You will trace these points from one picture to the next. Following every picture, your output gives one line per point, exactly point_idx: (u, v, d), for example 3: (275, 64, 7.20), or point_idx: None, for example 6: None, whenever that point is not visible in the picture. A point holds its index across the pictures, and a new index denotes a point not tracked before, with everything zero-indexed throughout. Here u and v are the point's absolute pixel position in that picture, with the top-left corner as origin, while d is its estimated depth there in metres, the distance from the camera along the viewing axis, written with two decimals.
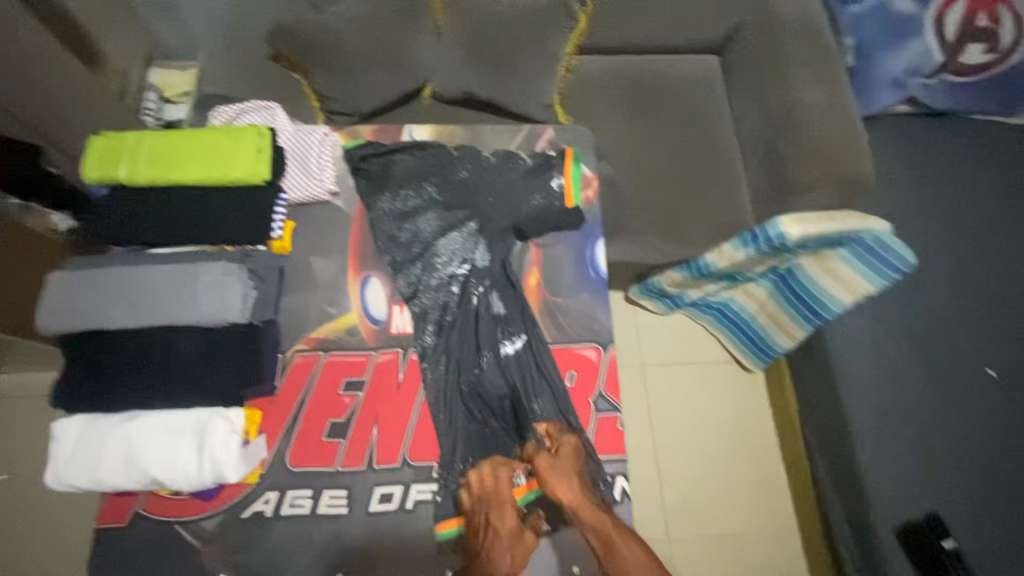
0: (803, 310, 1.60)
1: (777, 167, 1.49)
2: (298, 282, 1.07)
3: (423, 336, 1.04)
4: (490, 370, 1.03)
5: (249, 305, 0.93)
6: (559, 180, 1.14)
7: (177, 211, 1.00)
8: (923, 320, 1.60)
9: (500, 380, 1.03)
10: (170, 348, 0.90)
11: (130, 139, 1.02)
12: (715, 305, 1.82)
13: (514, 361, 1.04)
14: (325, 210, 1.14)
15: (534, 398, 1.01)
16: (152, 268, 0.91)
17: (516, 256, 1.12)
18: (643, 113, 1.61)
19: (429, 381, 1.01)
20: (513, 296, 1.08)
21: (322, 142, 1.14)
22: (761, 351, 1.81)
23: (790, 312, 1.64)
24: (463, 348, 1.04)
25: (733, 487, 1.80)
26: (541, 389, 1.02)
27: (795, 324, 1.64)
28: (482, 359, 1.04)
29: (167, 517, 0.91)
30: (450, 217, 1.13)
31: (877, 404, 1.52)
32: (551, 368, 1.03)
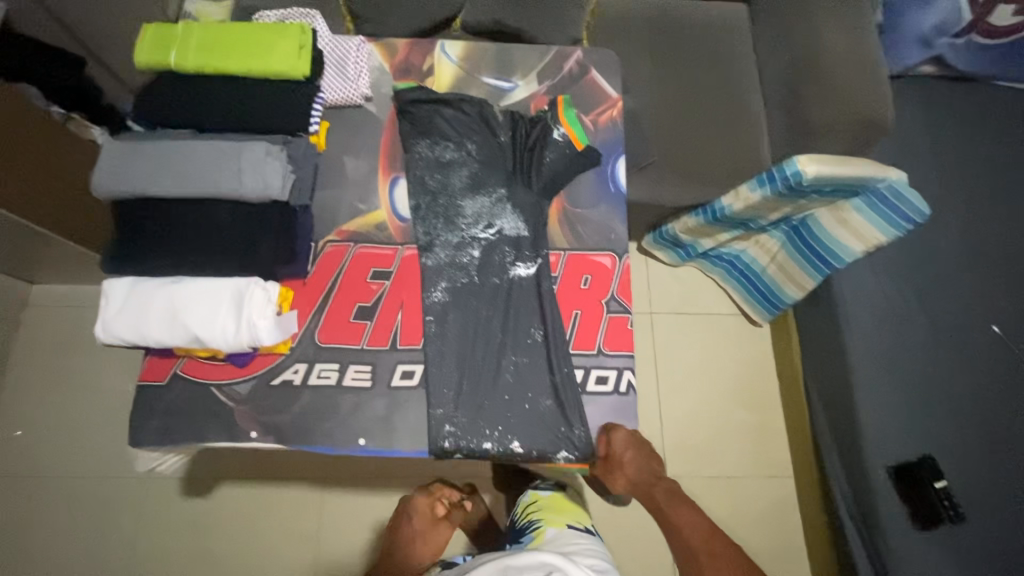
0: (811, 257, 1.64)
1: (798, 111, 1.50)
2: (332, 177, 1.13)
3: (434, 292, 1.04)
4: (513, 331, 1.02)
5: (288, 185, 0.98)
6: (560, 132, 1.13)
7: (222, 98, 1.04)
8: (931, 275, 1.63)
9: (505, 331, 1.02)
10: (215, 219, 0.96)
11: (179, 28, 1.06)
12: (726, 255, 1.85)
13: (524, 332, 1.03)
14: (359, 114, 1.19)
15: (527, 357, 1.01)
16: (198, 144, 0.96)
17: (544, 218, 1.12)
18: (669, 55, 1.63)
19: (436, 334, 1.01)
20: (533, 262, 1.08)
21: (359, 49, 1.19)
22: (767, 300, 1.85)
23: (800, 261, 1.67)
24: (479, 306, 1.04)
25: (732, 430, 1.86)
26: (538, 333, 1.03)
27: (805, 274, 1.67)
28: (491, 319, 1.03)
29: (203, 379, 0.97)
30: (486, 165, 1.15)
31: (878, 353, 1.57)
32: (561, 333, 1.02)
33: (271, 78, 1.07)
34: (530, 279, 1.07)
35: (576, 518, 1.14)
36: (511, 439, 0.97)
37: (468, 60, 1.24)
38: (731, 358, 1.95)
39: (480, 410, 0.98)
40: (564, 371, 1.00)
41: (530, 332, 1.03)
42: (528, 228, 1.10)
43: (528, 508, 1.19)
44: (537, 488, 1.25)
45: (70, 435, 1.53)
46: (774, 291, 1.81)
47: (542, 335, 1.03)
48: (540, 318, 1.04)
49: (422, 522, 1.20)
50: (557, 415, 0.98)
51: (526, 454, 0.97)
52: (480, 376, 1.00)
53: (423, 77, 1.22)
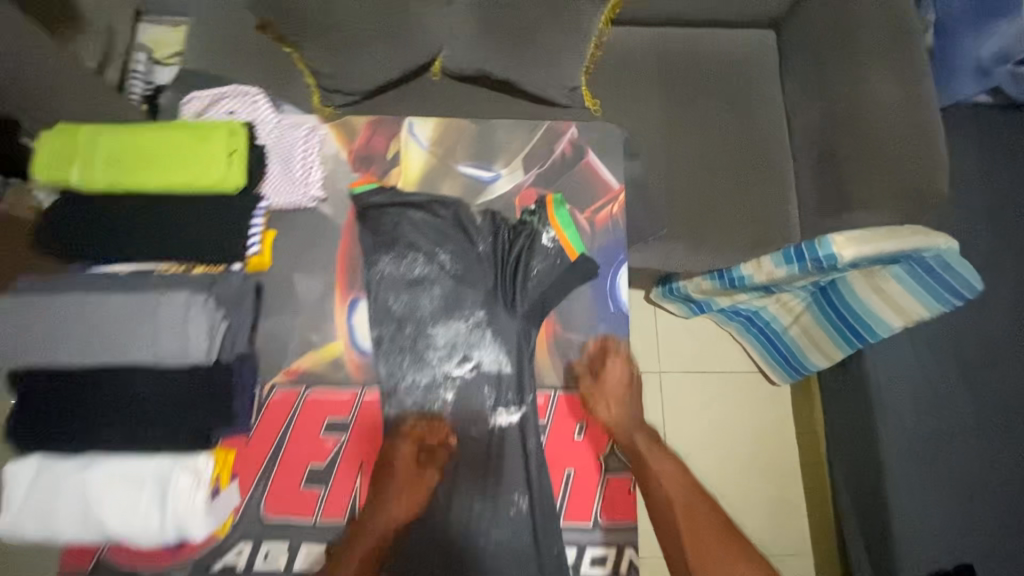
0: (838, 324, 1.44)
1: (834, 175, 1.27)
2: (278, 303, 0.95)
3: None
4: (492, 497, 0.88)
5: (216, 341, 0.81)
6: (550, 234, 0.97)
7: (136, 223, 0.86)
8: (981, 352, 1.42)
9: (482, 498, 0.88)
10: (128, 387, 0.80)
11: (85, 135, 0.87)
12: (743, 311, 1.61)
13: (506, 500, 0.88)
14: (310, 218, 1.00)
15: (508, 530, 0.87)
16: (105, 297, 0.79)
17: (530, 349, 0.94)
18: (685, 98, 1.39)
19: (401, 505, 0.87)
20: (517, 409, 0.91)
21: (308, 138, 1.00)
22: (787, 358, 1.64)
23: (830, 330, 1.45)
24: (451, 467, 0.89)
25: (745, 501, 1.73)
26: (521, 502, 0.88)
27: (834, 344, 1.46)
28: (466, 483, 0.89)
29: (131, 566, 0.84)
30: (466, 280, 0.97)
31: (917, 442, 1.36)
32: (548, 503, 0.87)
33: (196, 193, 0.88)
34: (514, 430, 0.91)
35: None
36: None
37: (441, 143, 1.04)
38: (741, 422, 1.76)
39: None
40: (552, 551, 0.86)
41: (512, 500, 0.88)
42: (513, 363, 0.93)
43: None
44: None
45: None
46: (797, 351, 1.59)
47: (527, 502, 0.88)
48: (525, 481, 0.88)
49: (410, 468, 0.87)
50: None
51: None
52: (453, 556, 0.86)
53: (387, 168, 1.02)
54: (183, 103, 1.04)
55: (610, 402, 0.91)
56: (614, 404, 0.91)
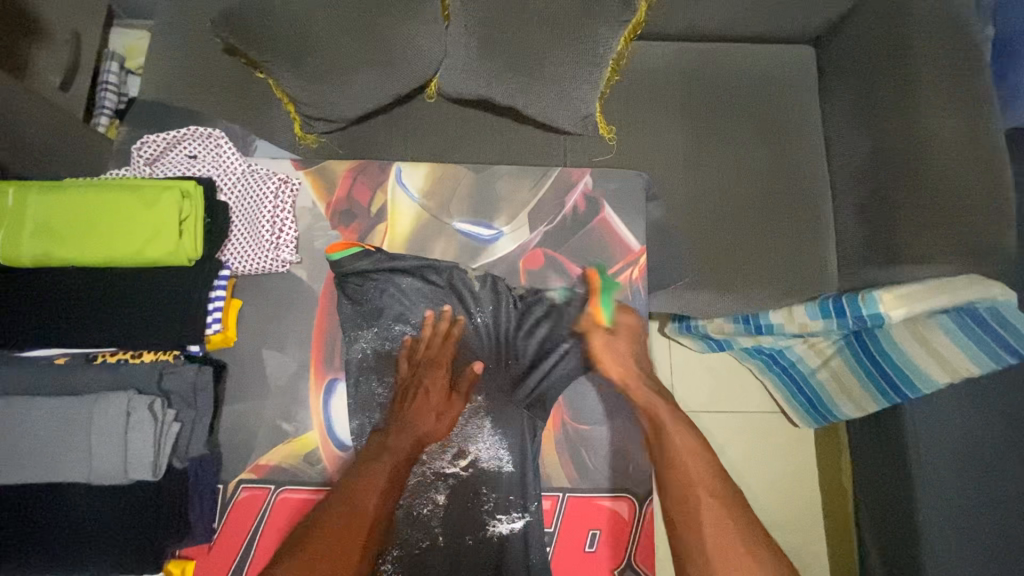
0: (898, 384, 1.04)
1: (880, 219, 1.11)
2: (245, 384, 0.83)
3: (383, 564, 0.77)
4: None
5: (164, 451, 0.69)
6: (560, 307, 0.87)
7: (73, 302, 0.74)
8: None
9: None
10: (64, 504, 0.68)
11: (12, 196, 0.75)
12: (765, 351, 1.24)
13: None
14: (282, 283, 0.87)
15: None
16: (34, 401, 0.67)
17: (535, 441, 0.82)
18: (710, 126, 1.23)
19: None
20: (521, 514, 0.79)
21: (278, 190, 0.85)
22: (818, 413, 1.27)
23: (861, 380, 1.12)
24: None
25: None
26: None
27: (866, 397, 1.12)
28: None
29: None
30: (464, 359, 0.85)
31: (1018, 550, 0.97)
32: None
33: (142, 266, 0.75)
34: (518, 539, 0.79)
35: None
36: None
37: (434, 194, 0.91)
38: (759, 472, 1.35)
39: None
40: None
41: None
42: (515, 460, 0.81)
43: None
44: None
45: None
46: (834, 408, 1.22)
47: None
48: None
49: (441, 394, 0.82)
50: None
51: None
52: None
53: (371, 224, 0.89)
54: (135, 145, 0.90)
55: (620, 352, 0.84)
56: (622, 355, 0.84)
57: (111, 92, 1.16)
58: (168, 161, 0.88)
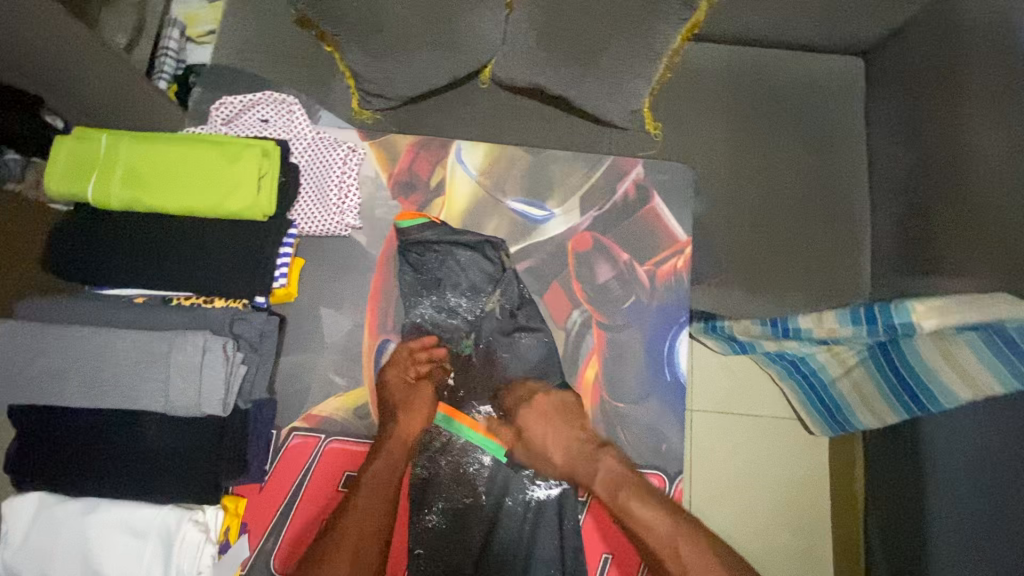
0: (918, 396, 1.06)
1: (917, 231, 1.13)
2: (302, 338, 0.88)
3: (427, 515, 0.82)
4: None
5: (232, 391, 0.74)
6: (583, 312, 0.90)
7: (155, 247, 0.79)
8: None
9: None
10: (137, 432, 0.73)
11: (103, 144, 0.80)
12: (788, 357, 1.27)
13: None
14: (342, 246, 0.91)
15: None
16: (118, 334, 0.72)
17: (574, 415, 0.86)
18: (753, 131, 1.25)
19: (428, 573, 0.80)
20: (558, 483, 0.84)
21: (346, 159, 0.90)
22: (836, 421, 1.28)
23: (884, 389, 1.13)
24: (476, 537, 0.81)
25: None
26: None
27: (887, 406, 1.13)
28: (493, 558, 0.81)
29: None
30: (516, 331, 0.88)
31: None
32: None
33: (220, 220, 0.80)
34: (551, 504, 0.83)
35: None
36: None
37: (491, 173, 0.94)
38: (774, 462, 1.38)
39: None
40: None
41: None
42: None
43: None
44: None
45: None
46: (853, 417, 1.23)
47: None
48: (557, 562, 0.81)
49: (399, 386, 0.84)
50: None
51: None
52: None
53: (429, 198, 0.93)
54: (211, 107, 0.95)
55: (547, 441, 0.83)
56: (554, 446, 0.83)
57: (169, 57, 1.19)
58: (242, 122, 0.92)
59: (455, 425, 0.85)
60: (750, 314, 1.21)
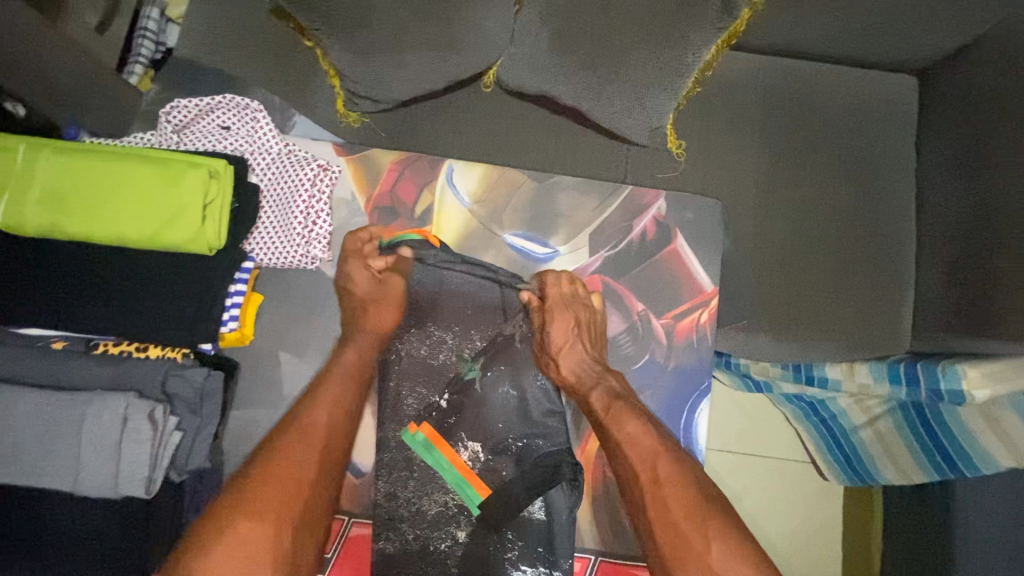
0: (953, 457, 0.95)
1: (971, 284, 0.99)
2: (256, 389, 0.75)
3: None
4: None
5: (160, 465, 0.61)
6: None
7: (79, 282, 0.66)
8: None
9: None
10: (41, 511, 0.61)
11: (20, 154, 0.66)
12: (806, 398, 1.14)
13: None
14: (310, 282, 0.78)
15: None
16: (19, 394, 0.59)
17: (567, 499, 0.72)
18: (790, 156, 1.11)
19: None
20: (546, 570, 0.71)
21: (316, 179, 0.76)
22: (853, 472, 1.16)
23: (917, 452, 1.01)
24: None
25: None
26: None
27: (918, 470, 1.02)
28: None
29: None
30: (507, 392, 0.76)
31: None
32: None
33: (157, 251, 0.67)
34: None
35: None
36: None
37: (487, 200, 0.81)
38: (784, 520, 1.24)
39: None
40: None
41: None
42: (546, 507, 0.72)
43: None
44: None
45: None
46: (873, 468, 1.11)
47: None
48: None
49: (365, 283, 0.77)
50: None
51: None
52: None
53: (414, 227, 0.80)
54: (165, 107, 0.81)
55: (567, 353, 0.75)
56: (572, 356, 0.74)
57: (149, 36, 1.03)
58: (199, 128, 0.79)
59: (435, 454, 0.74)
60: (769, 358, 1.08)
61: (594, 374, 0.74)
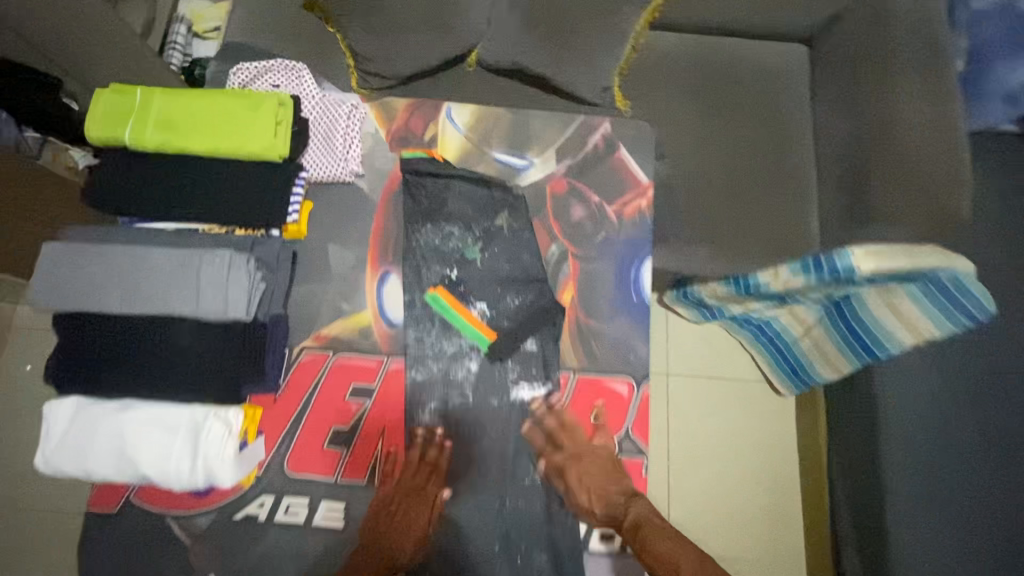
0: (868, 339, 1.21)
1: (855, 188, 1.28)
2: (310, 271, 0.99)
3: (422, 415, 0.93)
4: (511, 470, 0.92)
5: (254, 300, 0.84)
6: (559, 246, 1.02)
7: (185, 183, 0.90)
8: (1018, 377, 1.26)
9: (495, 464, 0.92)
10: (167, 339, 0.83)
11: (138, 95, 0.91)
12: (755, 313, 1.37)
13: (540, 481, 0.92)
14: (348, 191, 1.03)
15: (517, 495, 0.91)
16: (153, 251, 0.83)
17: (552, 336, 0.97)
18: (713, 108, 1.40)
19: (425, 465, 0.91)
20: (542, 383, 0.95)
21: (350, 115, 1.03)
22: (799, 380, 1.41)
23: (840, 341, 1.26)
24: (472, 433, 0.93)
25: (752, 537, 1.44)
26: (539, 459, 0.92)
27: (843, 355, 1.26)
28: (488, 452, 0.92)
29: (159, 507, 0.88)
30: (502, 262, 1.00)
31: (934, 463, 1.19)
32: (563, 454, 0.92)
33: (242, 158, 0.92)
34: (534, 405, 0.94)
35: None
36: None
37: (477, 127, 1.07)
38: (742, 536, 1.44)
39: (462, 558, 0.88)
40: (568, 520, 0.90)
41: (530, 471, 0.92)
42: (536, 342, 0.97)
43: None
44: None
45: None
46: (810, 362, 1.35)
47: (544, 473, 0.93)
48: (542, 455, 0.93)
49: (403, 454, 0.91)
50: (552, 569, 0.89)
51: None
52: (468, 523, 0.90)
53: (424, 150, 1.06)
54: (230, 72, 1.08)
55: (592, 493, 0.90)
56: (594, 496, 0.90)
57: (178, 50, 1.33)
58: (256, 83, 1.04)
59: (449, 309, 0.97)
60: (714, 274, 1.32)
61: (617, 508, 0.90)
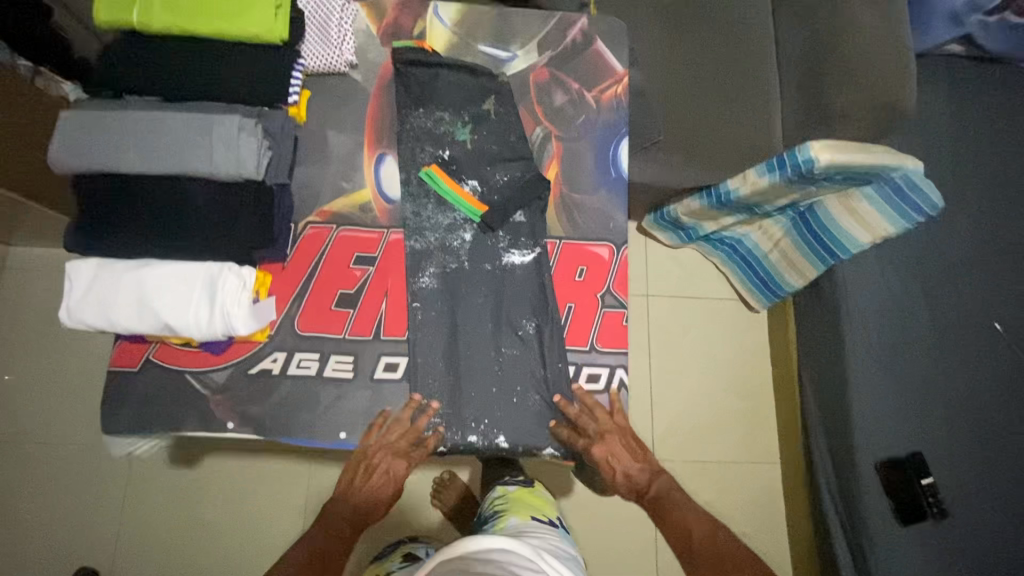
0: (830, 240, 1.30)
1: (813, 91, 1.38)
2: (311, 154, 1.06)
3: (421, 278, 1.00)
4: (504, 325, 1.00)
5: (264, 164, 0.91)
6: (543, 129, 1.10)
7: (191, 64, 0.96)
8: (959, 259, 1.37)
9: (490, 319, 1.00)
10: (184, 200, 0.90)
11: None
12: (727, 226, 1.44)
13: (530, 336, 1.00)
14: (343, 82, 1.10)
15: (511, 345, 1.00)
16: (164, 118, 0.89)
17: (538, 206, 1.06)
18: (681, 23, 1.47)
19: (425, 319, 0.99)
20: (531, 247, 1.04)
21: (344, 10, 1.07)
22: (767, 287, 1.50)
23: (806, 246, 1.34)
24: (467, 292, 1.01)
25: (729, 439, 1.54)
26: (529, 313, 1.01)
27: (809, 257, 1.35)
28: (483, 308, 1.01)
29: (178, 364, 0.95)
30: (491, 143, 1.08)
31: (888, 336, 1.31)
32: (551, 306, 1.01)
33: (244, 41, 0.97)
34: (524, 267, 1.03)
35: (542, 511, 1.03)
36: (495, 437, 0.95)
37: (463, 24, 1.14)
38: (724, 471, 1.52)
39: (462, 401, 0.97)
40: (557, 365, 0.99)
41: (522, 324, 1.00)
42: (525, 213, 1.05)
43: (494, 499, 1.07)
44: (505, 481, 1.13)
45: (18, 404, 1.38)
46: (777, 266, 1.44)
47: (535, 326, 1.01)
48: (533, 309, 1.01)
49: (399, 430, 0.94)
50: (544, 409, 0.97)
51: (511, 448, 0.96)
52: (466, 371, 0.98)
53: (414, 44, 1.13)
54: None
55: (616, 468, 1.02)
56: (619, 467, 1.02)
57: None
58: None
59: (441, 184, 1.04)
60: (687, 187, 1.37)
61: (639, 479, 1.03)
